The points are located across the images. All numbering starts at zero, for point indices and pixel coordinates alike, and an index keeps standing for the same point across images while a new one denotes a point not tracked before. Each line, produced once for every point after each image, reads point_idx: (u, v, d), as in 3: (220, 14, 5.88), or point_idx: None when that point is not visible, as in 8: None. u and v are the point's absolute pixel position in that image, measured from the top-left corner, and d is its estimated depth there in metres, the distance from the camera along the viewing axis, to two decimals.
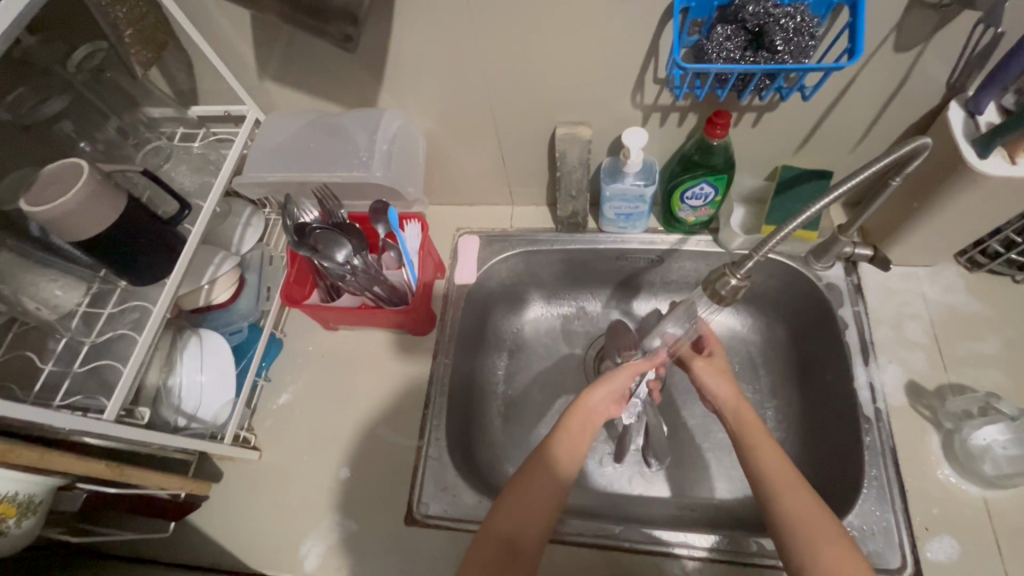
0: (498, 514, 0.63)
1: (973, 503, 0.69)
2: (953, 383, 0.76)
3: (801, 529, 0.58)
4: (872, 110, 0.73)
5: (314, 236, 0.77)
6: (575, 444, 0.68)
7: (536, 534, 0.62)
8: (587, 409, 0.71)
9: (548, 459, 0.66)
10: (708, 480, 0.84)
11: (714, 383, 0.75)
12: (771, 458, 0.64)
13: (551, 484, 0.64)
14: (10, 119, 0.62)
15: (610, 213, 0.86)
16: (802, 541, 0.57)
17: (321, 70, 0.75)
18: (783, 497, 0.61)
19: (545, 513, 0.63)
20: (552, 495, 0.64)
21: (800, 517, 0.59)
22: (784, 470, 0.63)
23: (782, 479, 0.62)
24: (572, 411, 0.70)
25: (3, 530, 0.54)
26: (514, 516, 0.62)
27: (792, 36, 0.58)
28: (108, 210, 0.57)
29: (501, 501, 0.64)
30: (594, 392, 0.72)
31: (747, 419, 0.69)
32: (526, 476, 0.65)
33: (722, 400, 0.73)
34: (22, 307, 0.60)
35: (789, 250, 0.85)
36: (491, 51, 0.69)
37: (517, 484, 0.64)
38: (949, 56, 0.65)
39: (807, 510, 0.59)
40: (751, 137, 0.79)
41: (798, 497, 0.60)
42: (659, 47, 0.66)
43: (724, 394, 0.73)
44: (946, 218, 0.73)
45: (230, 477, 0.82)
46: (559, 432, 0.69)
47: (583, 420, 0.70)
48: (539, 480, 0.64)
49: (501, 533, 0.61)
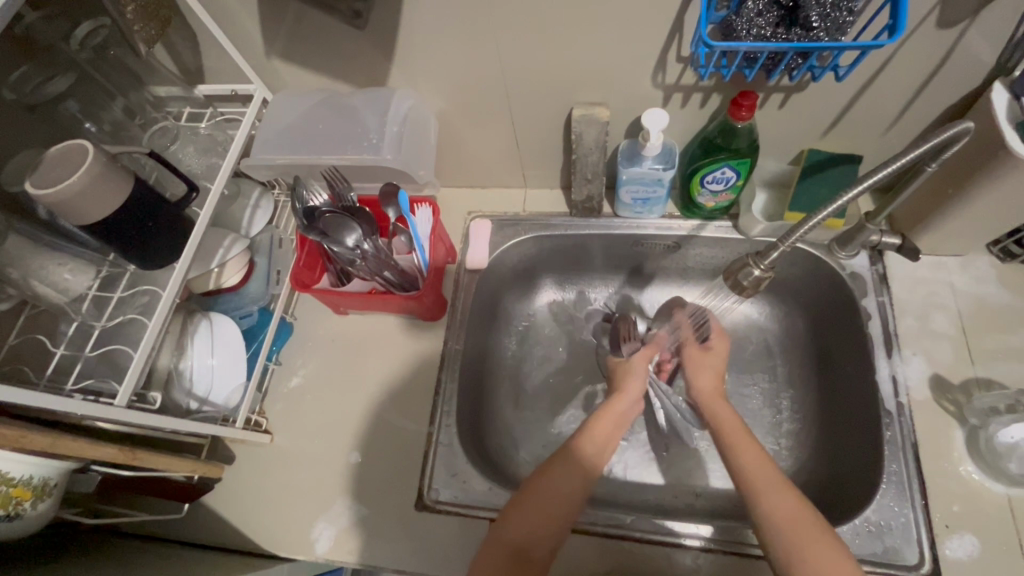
0: (512, 521, 0.63)
1: (995, 501, 0.67)
2: (979, 377, 0.74)
3: (782, 525, 0.58)
4: (908, 91, 0.69)
5: (324, 219, 0.75)
6: (601, 445, 0.69)
7: (549, 537, 0.63)
8: (617, 416, 0.73)
9: (574, 459, 0.67)
10: (708, 468, 0.83)
11: (697, 378, 0.76)
12: (751, 458, 0.63)
13: (573, 479, 0.65)
14: (15, 98, 0.61)
15: (627, 197, 0.83)
16: (786, 547, 0.57)
17: (330, 47, 0.72)
18: (761, 499, 0.60)
19: (562, 510, 0.64)
20: (572, 488, 0.65)
21: (785, 519, 0.58)
22: (761, 470, 0.62)
23: (759, 479, 0.62)
24: (601, 415, 0.72)
25: (19, 513, 0.55)
26: (530, 523, 0.63)
27: (829, 11, 0.54)
28: (115, 194, 0.56)
29: (519, 505, 0.64)
30: (627, 390, 0.75)
31: (720, 415, 0.70)
32: (549, 475, 0.66)
33: (703, 395, 0.73)
34: (34, 292, 0.60)
35: (814, 238, 0.82)
36: (508, 27, 0.66)
37: (533, 488, 0.65)
38: (996, 33, 0.61)
39: (792, 510, 0.59)
40: (778, 118, 0.75)
41: (778, 492, 0.60)
42: (686, 22, 0.63)
43: (705, 390, 0.74)
44: (982, 206, 0.69)
45: (243, 459, 0.83)
46: (590, 425, 0.71)
47: (616, 422, 0.72)
48: (560, 477, 0.65)
49: (513, 541, 0.62)
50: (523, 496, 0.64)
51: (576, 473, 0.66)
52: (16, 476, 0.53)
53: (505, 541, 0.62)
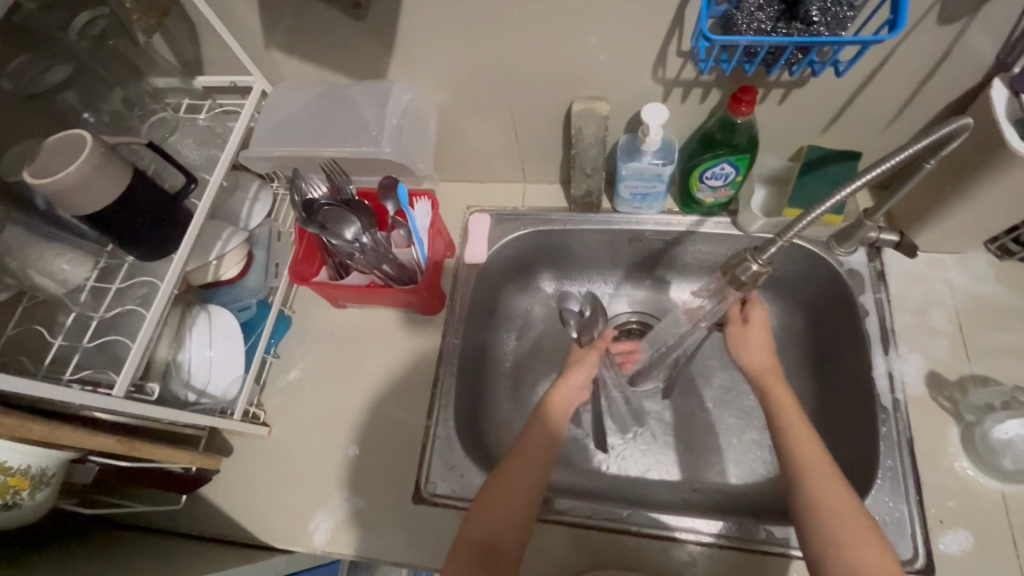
0: (477, 516, 0.63)
1: (990, 496, 0.68)
2: (976, 374, 0.74)
3: (825, 503, 0.58)
4: (908, 87, 0.69)
5: (323, 212, 0.75)
6: (555, 426, 0.70)
7: (516, 528, 0.63)
8: (564, 402, 0.73)
9: (529, 445, 0.67)
10: (704, 463, 0.84)
11: (749, 355, 0.74)
12: (803, 442, 0.63)
13: (534, 468, 0.66)
14: (13, 88, 0.60)
15: (626, 193, 0.83)
16: (825, 536, 0.56)
17: (330, 39, 0.72)
18: (810, 487, 0.59)
19: (523, 499, 0.64)
20: (533, 477, 0.65)
21: (829, 509, 0.57)
22: (811, 447, 0.62)
23: (810, 467, 0.61)
24: (547, 403, 0.72)
25: (18, 501, 0.55)
26: (494, 515, 0.63)
27: (829, 6, 0.54)
28: (113, 183, 0.56)
29: (484, 499, 0.64)
30: (573, 377, 0.75)
31: (776, 394, 0.68)
32: (513, 464, 0.66)
33: (758, 372, 0.72)
34: (32, 282, 0.59)
35: (811, 234, 0.83)
36: (508, 20, 0.66)
37: (496, 481, 0.65)
38: (995, 30, 0.61)
39: (835, 500, 0.58)
40: (778, 114, 0.75)
41: (818, 466, 0.60)
42: (687, 16, 0.63)
43: (758, 367, 0.72)
44: (980, 203, 0.69)
45: (240, 452, 0.83)
46: (541, 412, 0.71)
47: (562, 408, 0.72)
48: (525, 464, 0.66)
49: (479, 536, 0.62)
50: (487, 491, 0.65)
51: (536, 462, 0.66)
52: (13, 465, 0.53)
53: (472, 537, 0.62)
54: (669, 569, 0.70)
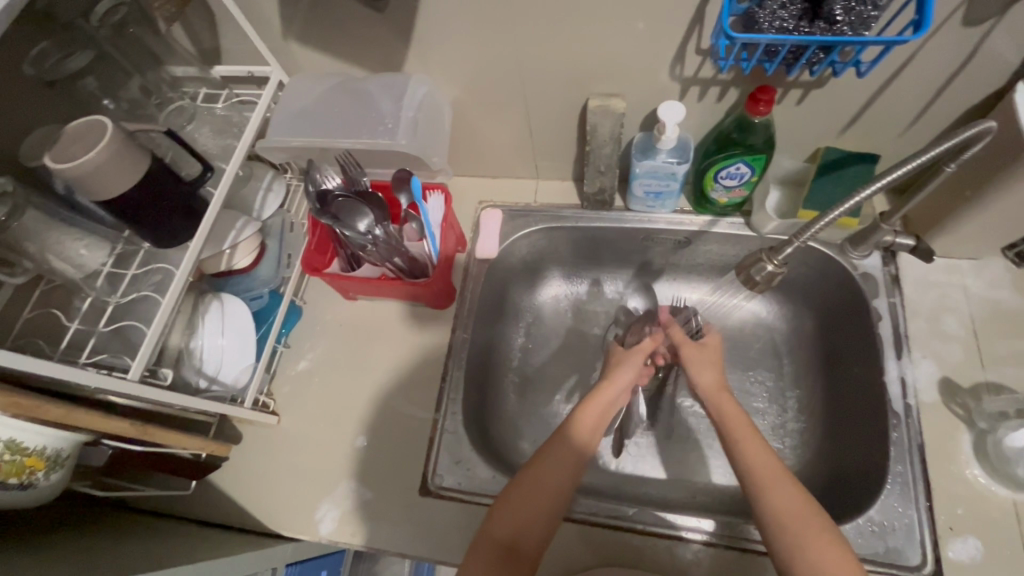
0: (501, 516, 0.63)
1: (1001, 505, 0.67)
2: (990, 382, 0.73)
3: (789, 530, 0.57)
4: (930, 90, 0.68)
5: (336, 203, 0.76)
6: (580, 433, 0.69)
7: (538, 532, 0.63)
8: (605, 402, 0.72)
9: (556, 453, 0.66)
10: (706, 465, 0.84)
11: (699, 373, 0.74)
12: (755, 454, 0.62)
13: (562, 470, 0.65)
14: (35, 74, 0.63)
15: (640, 190, 0.83)
16: (793, 548, 0.56)
17: (347, 31, 0.72)
18: (765, 493, 0.59)
19: (546, 499, 0.64)
20: (557, 481, 0.65)
21: (787, 515, 0.57)
22: (770, 467, 0.61)
23: (766, 475, 0.61)
24: (585, 403, 0.71)
25: (32, 483, 0.56)
26: (515, 516, 0.63)
27: (854, 5, 0.54)
28: (132, 169, 0.56)
29: (506, 499, 0.64)
30: (618, 378, 0.75)
31: (727, 411, 0.68)
32: (537, 468, 0.65)
33: (707, 391, 0.72)
34: (52, 266, 0.60)
35: (827, 237, 0.81)
36: (524, 17, 0.66)
37: (519, 480, 0.65)
38: (1020, 34, 0.60)
39: (791, 506, 0.58)
40: (796, 114, 0.75)
41: (781, 490, 0.59)
42: (707, 15, 0.62)
43: (708, 386, 0.72)
44: (1000, 209, 0.69)
45: (250, 439, 0.84)
46: (578, 414, 0.70)
47: (604, 409, 0.72)
48: (549, 469, 0.65)
49: (503, 537, 0.62)
50: (507, 492, 0.64)
51: (565, 466, 0.66)
52: (30, 446, 0.54)
53: (491, 535, 0.62)
54: (674, 569, 0.70)
